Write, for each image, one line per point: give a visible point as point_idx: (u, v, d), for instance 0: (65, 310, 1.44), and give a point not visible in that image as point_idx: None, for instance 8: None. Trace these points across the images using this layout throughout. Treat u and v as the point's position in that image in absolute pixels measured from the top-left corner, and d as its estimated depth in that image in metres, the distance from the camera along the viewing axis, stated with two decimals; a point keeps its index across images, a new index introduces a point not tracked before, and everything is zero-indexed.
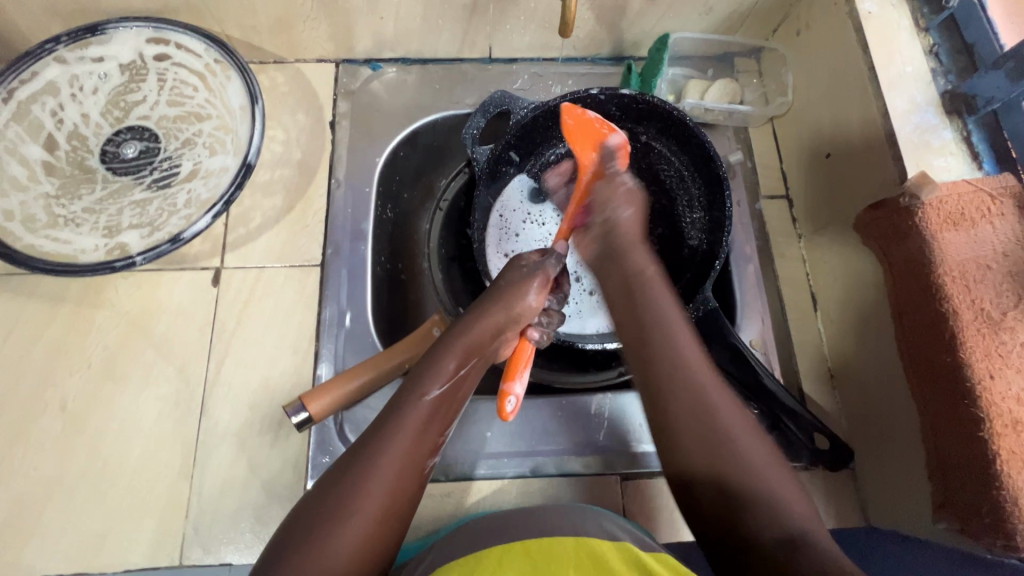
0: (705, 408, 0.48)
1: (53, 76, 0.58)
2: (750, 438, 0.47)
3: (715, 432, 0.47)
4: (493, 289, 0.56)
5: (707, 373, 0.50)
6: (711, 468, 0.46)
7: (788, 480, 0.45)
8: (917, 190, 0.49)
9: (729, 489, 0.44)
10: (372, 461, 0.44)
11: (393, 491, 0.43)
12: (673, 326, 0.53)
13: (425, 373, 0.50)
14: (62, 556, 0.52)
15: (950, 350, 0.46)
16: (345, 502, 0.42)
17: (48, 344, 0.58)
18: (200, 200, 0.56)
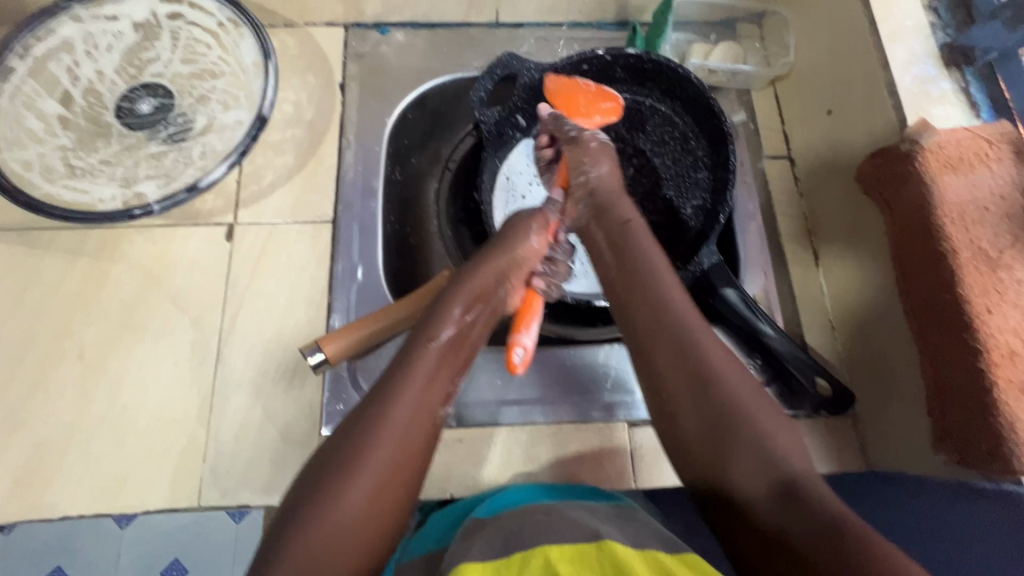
0: (698, 359, 0.46)
1: (68, 34, 0.59)
2: (747, 387, 0.45)
3: (706, 380, 0.45)
4: (497, 239, 0.58)
5: (696, 320, 0.49)
6: (696, 419, 0.44)
7: (780, 423, 0.44)
8: (916, 136, 0.51)
9: (720, 441, 0.43)
10: (380, 410, 0.43)
11: (404, 437, 0.42)
12: (661, 275, 0.52)
13: (430, 318, 0.50)
14: (83, 497, 0.53)
15: (949, 288, 0.48)
16: (356, 453, 0.40)
17: (66, 295, 0.59)
18: (216, 151, 0.58)
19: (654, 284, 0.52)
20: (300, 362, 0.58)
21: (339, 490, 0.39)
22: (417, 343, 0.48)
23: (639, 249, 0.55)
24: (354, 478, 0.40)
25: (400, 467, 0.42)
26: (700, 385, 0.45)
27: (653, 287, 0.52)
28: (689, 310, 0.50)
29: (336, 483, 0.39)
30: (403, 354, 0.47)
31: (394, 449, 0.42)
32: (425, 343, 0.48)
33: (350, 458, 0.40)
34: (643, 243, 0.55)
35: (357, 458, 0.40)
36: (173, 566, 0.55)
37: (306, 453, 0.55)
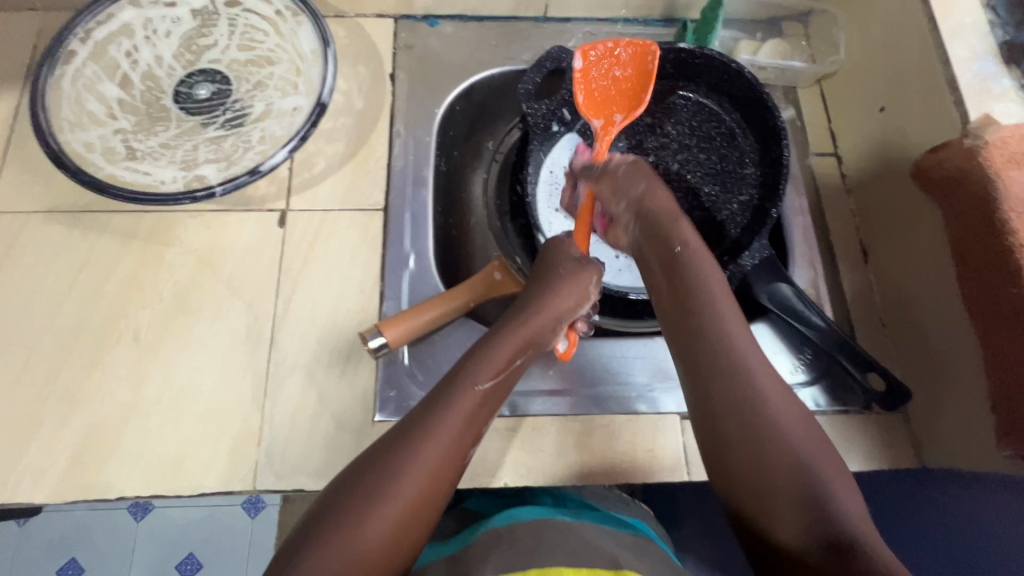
0: (754, 404, 0.47)
1: (128, 18, 0.60)
2: (789, 417, 0.47)
3: (765, 428, 0.46)
4: (542, 277, 0.57)
5: (762, 366, 0.49)
6: (753, 466, 0.45)
7: (834, 472, 0.45)
8: (980, 131, 0.52)
9: (768, 486, 0.44)
10: (420, 443, 0.45)
11: (431, 481, 0.44)
12: (728, 324, 0.51)
13: (468, 365, 0.49)
14: (137, 478, 0.52)
15: (1016, 282, 0.47)
16: (390, 478, 0.43)
17: (121, 277, 0.59)
18: (275, 136, 0.58)
19: (716, 328, 0.51)
20: (354, 348, 0.58)
21: (371, 509, 0.42)
22: (453, 390, 0.48)
23: (698, 287, 0.54)
24: (388, 503, 0.42)
25: (422, 506, 0.43)
26: (746, 411, 0.47)
27: (712, 330, 0.51)
28: (761, 364, 0.49)
29: (371, 501, 0.42)
30: (440, 393, 0.48)
31: (419, 485, 0.43)
32: (464, 392, 0.48)
33: (383, 485, 0.43)
34: (701, 280, 0.54)
35: (392, 483, 0.43)
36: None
37: (361, 438, 0.55)
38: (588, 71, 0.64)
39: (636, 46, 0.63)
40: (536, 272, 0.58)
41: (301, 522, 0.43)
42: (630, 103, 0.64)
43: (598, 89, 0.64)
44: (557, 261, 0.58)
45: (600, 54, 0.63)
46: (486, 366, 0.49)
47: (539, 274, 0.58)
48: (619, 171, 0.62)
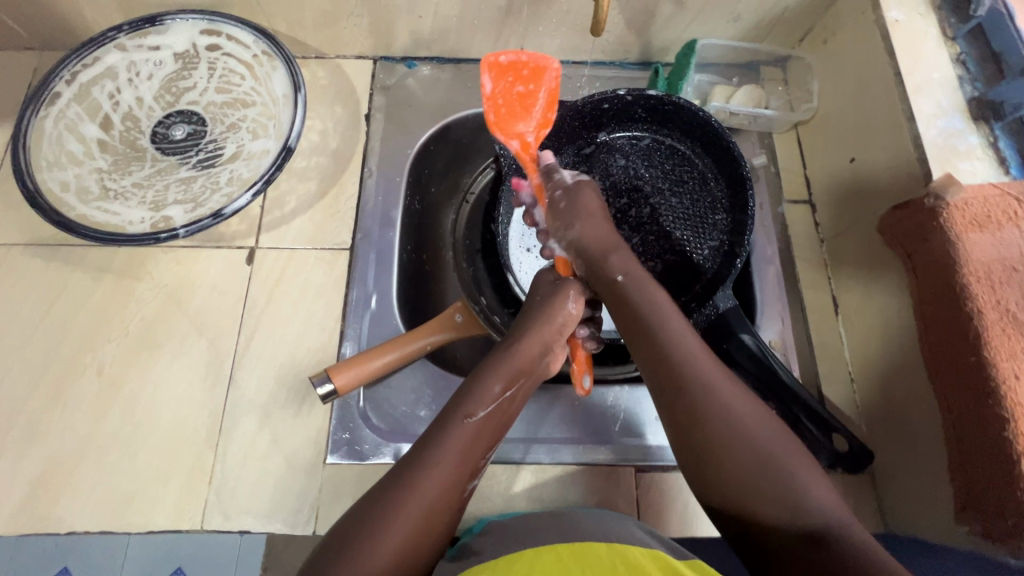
0: (710, 400, 0.45)
1: (113, 61, 0.62)
2: (760, 427, 0.44)
3: (733, 436, 0.44)
4: (533, 310, 0.55)
5: (708, 362, 0.48)
6: (719, 461, 0.44)
7: (800, 458, 0.43)
8: (942, 191, 0.49)
9: (741, 478, 0.43)
10: (413, 475, 0.42)
11: (437, 504, 0.41)
12: (666, 322, 0.50)
13: (464, 405, 0.47)
14: (91, 511, 0.54)
15: (975, 349, 0.46)
16: (387, 513, 0.40)
17: (91, 311, 0.61)
18: (242, 179, 0.60)
19: (660, 325, 0.50)
20: (310, 388, 0.58)
21: (369, 550, 0.38)
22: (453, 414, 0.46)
23: (637, 288, 0.53)
24: (383, 535, 0.39)
25: (428, 533, 0.41)
26: (724, 432, 0.44)
27: (657, 327, 0.50)
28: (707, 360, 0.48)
29: (368, 541, 0.39)
30: (432, 432, 0.45)
31: (423, 512, 0.41)
32: (459, 423, 0.46)
33: (380, 524, 0.39)
34: (640, 282, 0.53)
35: (387, 523, 0.40)
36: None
37: (309, 480, 0.55)
38: (493, 90, 0.59)
39: (538, 61, 0.59)
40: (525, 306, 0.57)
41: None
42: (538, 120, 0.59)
43: (502, 101, 0.59)
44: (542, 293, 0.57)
45: (504, 66, 0.59)
46: (485, 399, 0.47)
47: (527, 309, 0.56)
48: (559, 203, 0.57)
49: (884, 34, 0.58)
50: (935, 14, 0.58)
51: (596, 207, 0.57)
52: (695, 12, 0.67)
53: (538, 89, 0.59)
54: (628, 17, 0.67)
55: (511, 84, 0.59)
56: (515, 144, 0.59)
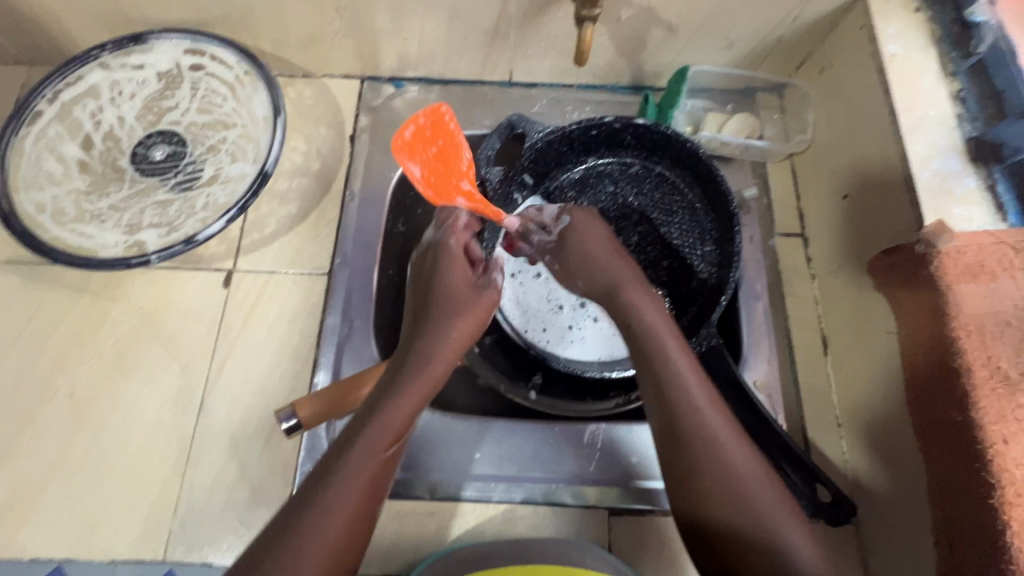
0: (716, 460, 0.42)
1: (95, 80, 0.61)
2: (741, 452, 0.43)
3: (715, 463, 0.42)
4: (453, 284, 0.49)
5: (717, 418, 0.44)
6: (717, 519, 0.42)
7: (796, 520, 0.41)
8: (934, 238, 0.47)
9: (741, 544, 0.41)
10: (344, 482, 0.38)
11: (368, 509, 0.39)
12: (676, 372, 0.46)
13: (388, 399, 0.42)
14: (56, 537, 0.54)
15: (962, 409, 0.44)
16: (320, 523, 0.36)
17: (65, 332, 0.60)
18: (218, 204, 0.59)
19: (671, 375, 0.46)
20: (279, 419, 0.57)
21: (302, 562, 0.35)
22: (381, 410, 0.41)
23: (652, 333, 0.48)
24: (316, 546, 0.36)
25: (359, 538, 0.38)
26: (708, 457, 0.43)
27: (667, 377, 0.46)
28: (716, 413, 0.44)
29: (300, 553, 0.35)
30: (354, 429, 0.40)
31: (356, 517, 0.38)
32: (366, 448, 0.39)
33: (314, 535, 0.36)
34: (656, 327, 0.49)
35: (320, 533, 0.36)
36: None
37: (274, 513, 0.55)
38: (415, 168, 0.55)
39: (431, 112, 0.55)
40: (440, 275, 0.49)
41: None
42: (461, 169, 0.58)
43: (427, 166, 0.56)
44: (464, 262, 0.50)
45: (411, 138, 0.55)
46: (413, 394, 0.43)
47: (448, 279, 0.49)
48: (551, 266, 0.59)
49: (880, 68, 0.56)
50: (935, 48, 0.56)
51: (582, 253, 0.55)
52: (687, 38, 0.65)
53: (445, 142, 0.57)
54: (617, 42, 0.66)
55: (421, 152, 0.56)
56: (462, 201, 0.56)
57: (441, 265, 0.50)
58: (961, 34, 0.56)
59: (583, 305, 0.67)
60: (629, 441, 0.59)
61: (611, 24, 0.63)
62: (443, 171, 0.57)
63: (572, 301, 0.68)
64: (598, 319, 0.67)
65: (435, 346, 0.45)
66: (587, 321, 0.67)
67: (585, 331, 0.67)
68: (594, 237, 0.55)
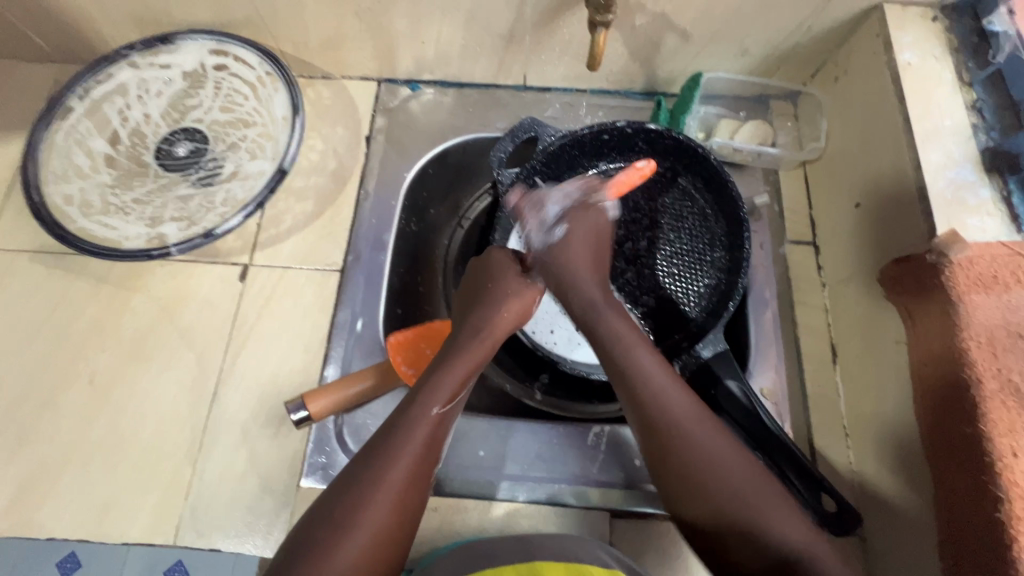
0: (688, 454, 0.45)
1: (125, 78, 0.64)
2: (713, 438, 0.45)
3: (682, 448, 0.45)
4: (484, 291, 0.55)
5: (686, 406, 0.47)
6: (697, 501, 0.44)
7: (774, 499, 0.43)
8: (945, 247, 0.47)
9: (723, 525, 0.43)
10: (379, 468, 0.41)
11: (404, 495, 0.41)
12: (642, 380, 0.48)
13: (439, 368, 0.48)
14: (72, 518, 0.55)
15: (971, 421, 0.43)
16: (364, 499, 0.40)
17: (87, 320, 0.63)
18: (236, 199, 0.61)
19: (641, 376, 0.49)
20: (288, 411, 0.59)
21: (340, 540, 0.39)
22: (417, 400, 0.45)
23: (623, 346, 0.51)
24: (378, 492, 0.40)
25: (396, 522, 0.41)
26: (680, 441, 0.45)
27: (634, 372, 0.49)
28: (682, 400, 0.47)
29: (339, 533, 0.39)
30: (393, 422, 0.44)
31: (389, 504, 0.40)
32: (423, 410, 0.45)
33: (349, 516, 0.39)
34: (623, 337, 0.52)
35: (359, 513, 0.39)
36: (171, 570, 0.54)
37: (281, 503, 0.56)
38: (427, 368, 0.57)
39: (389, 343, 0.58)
40: (471, 286, 0.56)
41: (282, 552, 0.40)
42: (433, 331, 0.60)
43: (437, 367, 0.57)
44: (489, 269, 0.57)
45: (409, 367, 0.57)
46: (441, 386, 0.46)
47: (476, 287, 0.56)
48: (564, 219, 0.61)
49: (894, 77, 0.56)
50: (951, 58, 0.56)
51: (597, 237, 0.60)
52: (701, 45, 0.66)
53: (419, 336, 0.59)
54: (631, 48, 0.66)
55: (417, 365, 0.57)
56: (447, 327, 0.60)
57: (474, 278, 0.57)
58: (979, 44, 0.56)
59: None
60: (633, 444, 0.59)
61: (625, 30, 0.64)
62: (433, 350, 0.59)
63: None
64: None
65: (470, 346, 0.50)
66: None
67: None
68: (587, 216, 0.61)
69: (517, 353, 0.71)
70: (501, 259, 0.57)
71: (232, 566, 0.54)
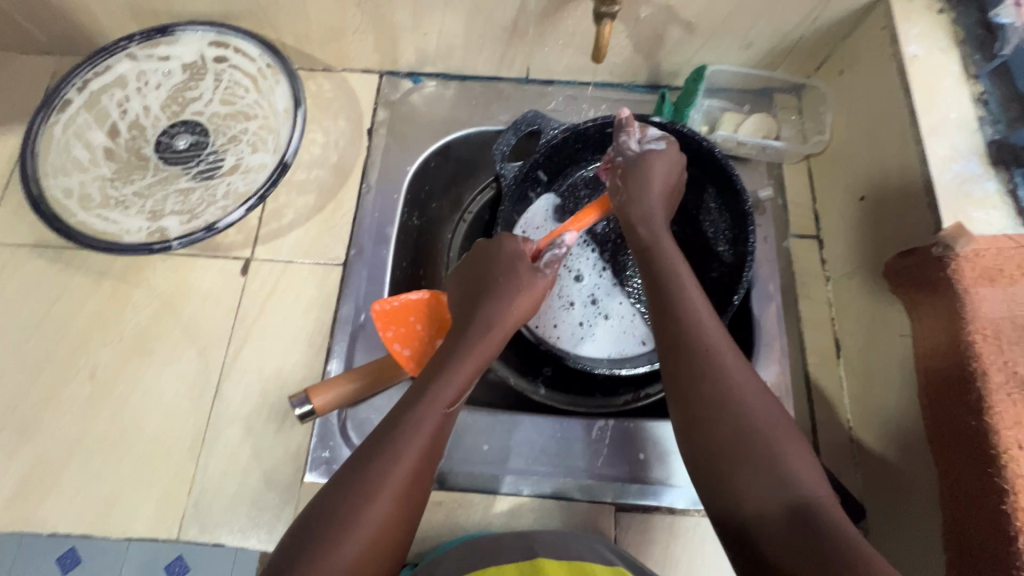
0: (722, 391, 0.42)
1: (124, 70, 0.63)
2: (744, 370, 0.43)
3: (712, 383, 0.43)
4: (490, 280, 0.52)
5: (732, 357, 0.44)
6: (717, 438, 0.41)
7: (801, 449, 0.41)
8: (951, 240, 0.47)
9: (741, 463, 0.40)
10: (381, 469, 0.40)
11: (403, 500, 0.40)
12: (691, 319, 0.46)
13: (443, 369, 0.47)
14: (74, 513, 0.55)
15: (976, 413, 0.44)
16: (362, 502, 0.39)
17: (88, 315, 0.62)
18: (238, 193, 0.61)
19: (680, 306, 0.47)
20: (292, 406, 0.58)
21: (340, 544, 0.37)
22: (424, 399, 0.44)
23: (663, 271, 0.50)
24: (376, 495, 0.39)
25: (395, 525, 0.40)
26: (704, 369, 0.43)
27: (673, 298, 0.47)
28: (715, 332, 0.46)
29: (338, 537, 0.38)
30: (393, 422, 0.43)
31: (392, 508, 0.40)
32: (425, 412, 0.43)
33: (350, 518, 0.38)
34: (664, 264, 0.50)
35: (356, 518, 0.38)
36: (174, 565, 0.54)
37: (285, 497, 0.56)
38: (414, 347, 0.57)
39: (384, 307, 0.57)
40: (474, 271, 0.53)
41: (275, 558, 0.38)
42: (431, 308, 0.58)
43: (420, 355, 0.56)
44: (495, 254, 0.54)
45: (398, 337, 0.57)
46: (447, 389, 0.45)
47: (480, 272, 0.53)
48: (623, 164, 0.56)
49: (900, 69, 0.56)
50: (958, 51, 0.55)
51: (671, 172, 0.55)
52: (705, 38, 0.66)
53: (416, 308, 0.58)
54: (635, 40, 0.66)
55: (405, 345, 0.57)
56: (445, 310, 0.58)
57: (479, 262, 0.54)
58: (985, 37, 0.55)
59: (595, 302, 0.68)
60: (637, 438, 0.59)
61: (629, 22, 0.63)
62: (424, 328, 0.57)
63: (583, 298, 0.68)
64: (609, 316, 0.67)
65: (477, 343, 0.49)
66: (598, 319, 0.67)
67: (596, 328, 0.67)
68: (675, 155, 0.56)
69: (520, 347, 0.71)
70: (512, 245, 0.54)
71: (236, 561, 0.54)
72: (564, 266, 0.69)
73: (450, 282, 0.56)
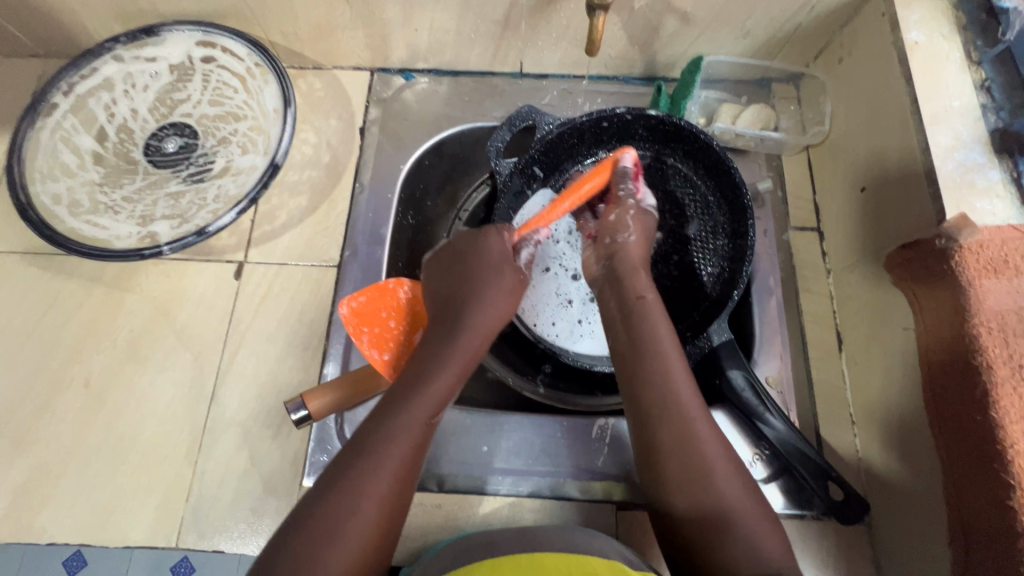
0: (689, 458, 0.44)
1: (110, 72, 0.62)
2: (709, 442, 0.45)
3: (686, 462, 0.44)
4: (472, 283, 0.51)
5: (698, 425, 0.46)
6: (692, 512, 0.43)
7: (760, 518, 0.43)
8: (954, 232, 0.46)
9: (706, 537, 0.42)
10: (362, 475, 0.39)
11: (389, 506, 0.40)
12: (668, 392, 0.47)
13: (425, 372, 0.45)
14: (72, 523, 0.55)
15: (982, 408, 0.43)
16: (346, 511, 0.38)
17: (81, 322, 0.62)
18: (229, 195, 0.60)
19: (658, 372, 0.48)
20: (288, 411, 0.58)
21: (330, 549, 0.37)
22: (409, 404, 0.43)
23: (644, 337, 0.50)
24: (363, 501, 0.38)
25: (383, 533, 0.39)
26: (680, 444, 0.45)
27: (654, 367, 0.48)
28: (688, 403, 0.47)
29: (327, 540, 0.37)
30: (375, 425, 0.42)
31: (377, 516, 0.39)
32: (407, 418, 0.42)
33: (336, 524, 0.37)
34: (647, 328, 0.51)
35: (340, 527, 0.37)
36: (173, 573, 0.54)
37: (284, 502, 0.55)
38: (389, 346, 0.56)
39: (358, 304, 0.57)
40: (459, 270, 0.52)
41: (262, 557, 0.37)
42: (405, 309, 0.58)
43: (400, 353, 0.56)
44: (481, 256, 0.53)
45: (373, 335, 0.56)
46: (432, 395, 0.44)
47: (466, 273, 0.52)
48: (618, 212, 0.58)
49: (901, 58, 0.54)
50: (960, 36, 0.53)
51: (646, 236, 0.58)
52: (701, 28, 0.64)
53: (391, 307, 0.58)
54: (630, 32, 0.65)
55: (380, 344, 0.56)
56: (420, 310, 0.58)
57: (464, 261, 0.53)
58: (988, 21, 0.53)
59: (593, 300, 0.67)
60: None
61: (622, 13, 0.62)
62: (399, 327, 0.57)
63: (581, 296, 0.67)
64: None
65: (458, 343, 0.48)
66: (596, 317, 0.66)
67: (596, 326, 0.66)
68: (642, 264, 0.56)
69: (520, 345, 0.71)
70: (499, 245, 0.54)
71: (235, 568, 0.53)
72: (560, 264, 0.67)
73: (431, 274, 0.55)
